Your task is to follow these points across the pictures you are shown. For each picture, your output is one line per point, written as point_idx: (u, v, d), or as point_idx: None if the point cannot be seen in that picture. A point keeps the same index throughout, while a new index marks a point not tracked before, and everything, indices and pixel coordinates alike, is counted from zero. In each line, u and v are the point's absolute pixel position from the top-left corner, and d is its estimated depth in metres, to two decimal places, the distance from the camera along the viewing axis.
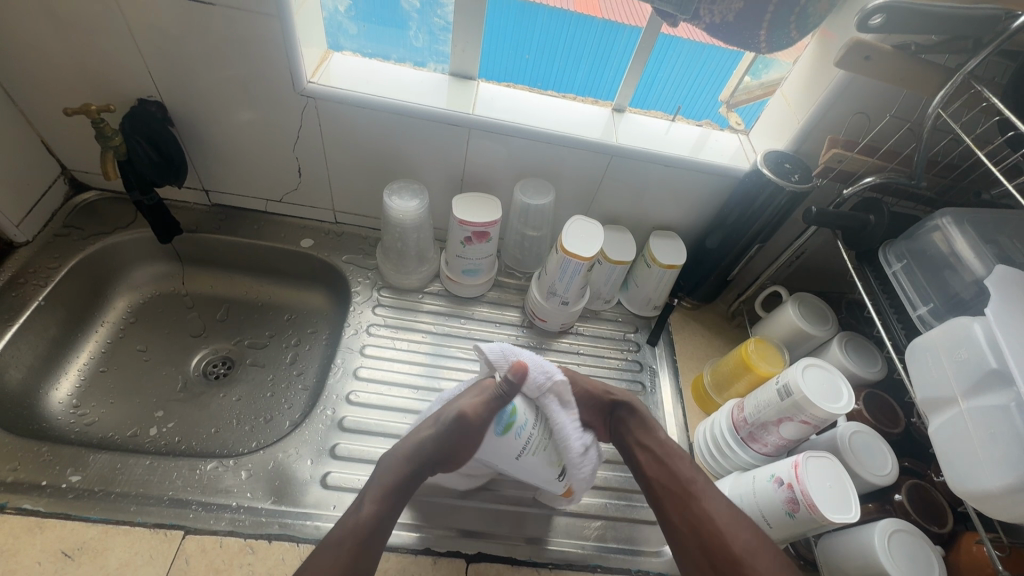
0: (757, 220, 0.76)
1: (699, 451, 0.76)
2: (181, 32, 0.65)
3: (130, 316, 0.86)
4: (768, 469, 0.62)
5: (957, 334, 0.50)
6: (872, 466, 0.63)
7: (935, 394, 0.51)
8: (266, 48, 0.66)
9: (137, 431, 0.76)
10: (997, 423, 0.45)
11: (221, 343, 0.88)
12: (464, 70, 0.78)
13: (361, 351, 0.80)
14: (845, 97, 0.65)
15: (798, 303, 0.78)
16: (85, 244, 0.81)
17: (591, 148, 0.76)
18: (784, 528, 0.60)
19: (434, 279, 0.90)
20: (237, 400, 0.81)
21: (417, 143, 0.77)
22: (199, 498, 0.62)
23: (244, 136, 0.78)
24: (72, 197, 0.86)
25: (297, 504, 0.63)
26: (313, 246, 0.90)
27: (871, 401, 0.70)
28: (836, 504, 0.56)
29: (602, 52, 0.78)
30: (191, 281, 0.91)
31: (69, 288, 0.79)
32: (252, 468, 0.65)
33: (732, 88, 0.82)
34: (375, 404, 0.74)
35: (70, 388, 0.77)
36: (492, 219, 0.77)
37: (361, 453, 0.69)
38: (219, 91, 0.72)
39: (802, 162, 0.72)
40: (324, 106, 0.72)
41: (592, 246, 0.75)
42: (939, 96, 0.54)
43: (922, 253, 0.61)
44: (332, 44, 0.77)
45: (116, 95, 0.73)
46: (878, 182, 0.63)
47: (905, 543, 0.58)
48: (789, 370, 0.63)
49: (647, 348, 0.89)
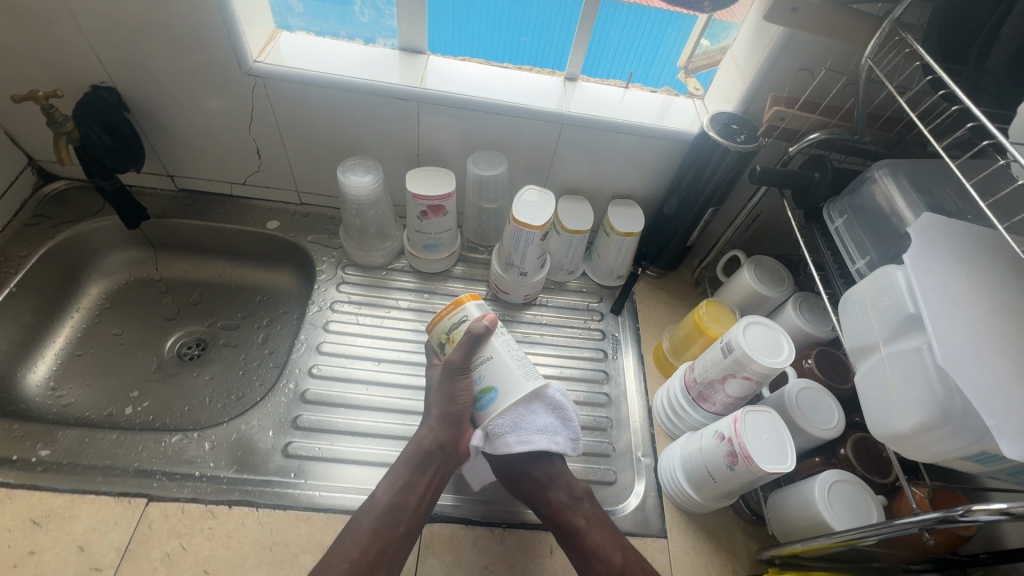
0: (708, 183, 0.76)
1: (657, 414, 0.78)
2: (119, 13, 0.65)
3: (105, 302, 0.88)
4: (713, 425, 0.64)
5: (882, 283, 0.50)
6: (816, 419, 0.64)
7: (862, 342, 0.51)
8: (206, 28, 0.67)
9: (112, 410, 0.79)
10: (911, 367, 0.45)
11: (194, 325, 0.91)
12: (414, 44, 0.78)
13: (325, 326, 0.81)
14: (786, 54, 0.64)
15: (754, 266, 0.79)
16: (55, 232, 0.83)
17: (541, 117, 0.76)
18: (726, 481, 0.61)
19: (399, 255, 0.92)
20: (210, 379, 0.84)
21: (370, 121, 0.78)
22: (164, 469, 0.64)
23: (199, 117, 0.78)
24: (40, 188, 0.88)
25: (258, 472, 0.66)
26: (279, 227, 0.91)
27: (822, 358, 0.72)
28: (771, 454, 0.56)
29: (549, 21, 0.77)
30: (163, 267, 0.94)
31: (41, 274, 0.81)
32: (215, 440, 0.67)
33: (688, 53, 0.79)
34: (338, 376, 0.76)
35: (47, 371, 0.80)
36: (446, 192, 0.77)
37: (323, 423, 0.71)
38: (170, 73, 0.72)
39: (749, 122, 0.71)
40: (272, 85, 0.73)
41: (545, 215, 0.75)
42: (870, 45, 0.53)
43: (861, 208, 0.61)
44: (280, 23, 0.77)
45: (69, 83, 0.74)
46: (820, 138, 0.63)
47: (845, 492, 0.59)
48: (732, 329, 0.64)
49: (611, 316, 0.90)
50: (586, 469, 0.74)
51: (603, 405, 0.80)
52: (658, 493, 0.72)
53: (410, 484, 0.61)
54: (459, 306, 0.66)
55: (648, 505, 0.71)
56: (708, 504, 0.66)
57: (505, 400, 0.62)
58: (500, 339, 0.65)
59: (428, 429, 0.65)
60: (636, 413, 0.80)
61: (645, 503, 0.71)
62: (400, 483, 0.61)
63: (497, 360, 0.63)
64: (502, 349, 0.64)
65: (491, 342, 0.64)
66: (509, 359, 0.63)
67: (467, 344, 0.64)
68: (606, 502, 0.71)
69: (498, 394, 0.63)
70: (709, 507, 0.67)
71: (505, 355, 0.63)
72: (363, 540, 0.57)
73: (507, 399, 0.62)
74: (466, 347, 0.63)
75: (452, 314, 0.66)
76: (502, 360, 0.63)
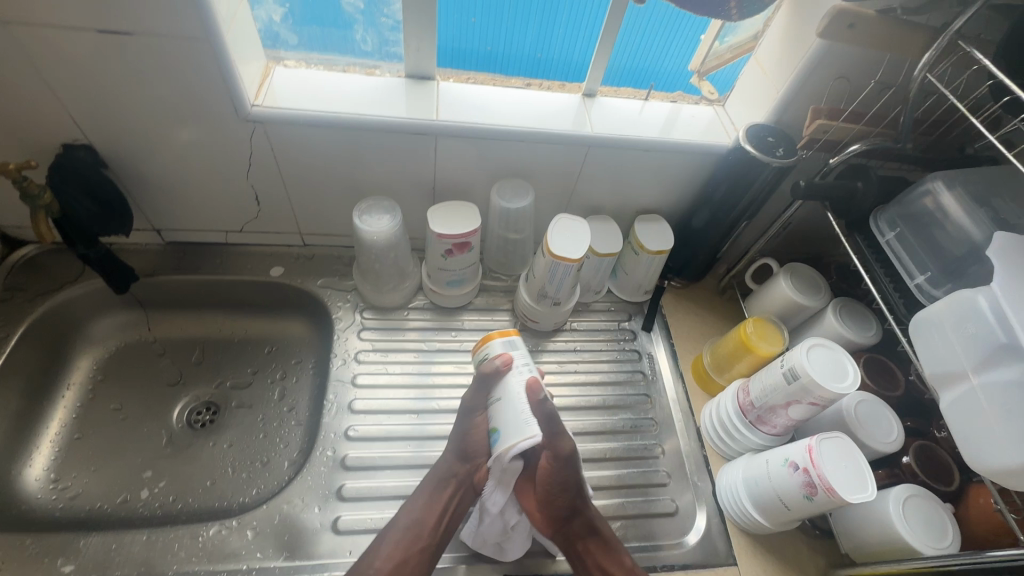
0: (742, 197, 0.73)
1: (707, 433, 0.77)
2: (94, 67, 0.57)
3: (98, 374, 0.80)
4: (781, 452, 0.63)
5: (962, 308, 0.49)
6: (878, 433, 0.64)
7: (945, 368, 0.50)
8: (198, 76, 0.60)
9: (127, 496, 0.72)
10: (1012, 399, 0.44)
11: (201, 388, 0.83)
12: (421, 70, 0.72)
13: (353, 381, 0.76)
14: (825, 63, 0.62)
15: (790, 275, 0.78)
16: (32, 306, 0.74)
17: (567, 142, 0.72)
18: (801, 509, 0.60)
19: (417, 292, 0.86)
20: (229, 447, 0.78)
21: (381, 157, 0.72)
22: (207, 567, 0.59)
23: (189, 167, 0.71)
24: (6, 256, 0.78)
25: (310, 556, 0.61)
26: (284, 274, 0.84)
27: (871, 365, 0.72)
28: (852, 483, 0.56)
29: (563, 33, 0.72)
30: (158, 327, 0.85)
31: (24, 357, 0.73)
32: (258, 526, 0.62)
33: (701, 57, 0.76)
34: (376, 435, 0.71)
35: (46, 463, 0.72)
36: (471, 229, 0.72)
37: (369, 490, 0.67)
38: (155, 125, 0.64)
39: (785, 133, 0.69)
40: (273, 129, 0.66)
41: (581, 246, 0.71)
42: (925, 59, 0.51)
43: (915, 220, 0.60)
44: (271, 56, 0.70)
45: (34, 145, 0.65)
46: (865, 149, 0.62)
47: (919, 507, 0.60)
48: (793, 353, 0.62)
49: (643, 334, 0.88)
50: (647, 502, 0.72)
51: (650, 431, 0.78)
52: (720, 518, 0.71)
53: (431, 506, 0.62)
54: (484, 344, 0.64)
55: (713, 532, 0.70)
56: (776, 527, 0.66)
57: (501, 439, 0.59)
58: (515, 379, 0.61)
59: (446, 460, 0.64)
60: (684, 434, 0.78)
61: (710, 532, 0.70)
62: (423, 504, 0.62)
63: (504, 397, 0.60)
64: (516, 383, 0.60)
65: (506, 376, 0.61)
66: (516, 397, 0.60)
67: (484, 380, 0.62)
68: (671, 535, 0.69)
69: (500, 435, 0.60)
70: (776, 530, 0.66)
71: (512, 390, 0.60)
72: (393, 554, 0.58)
73: (505, 440, 0.59)
74: (482, 380, 0.62)
75: (478, 349, 0.64)
76: (507, 396, 0.60)
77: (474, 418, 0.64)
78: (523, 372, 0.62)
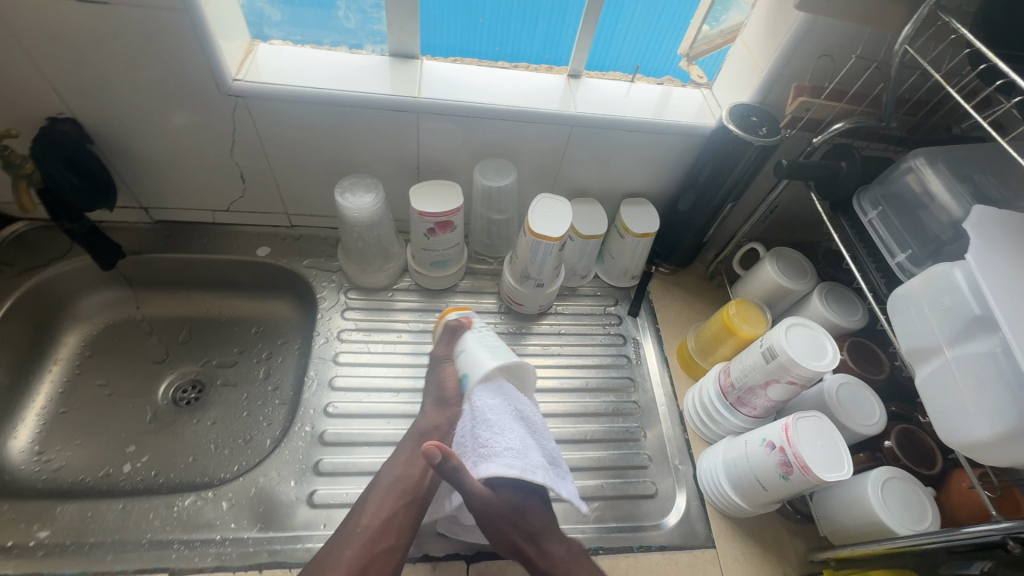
0: (726, 179, 0.73)
1: (689, 417, 0.76)
2: (76, 38, 0.58)
3: (85, 350, 0.81)
4: (759, 432, 0.62)
5: (938, 282, 0.48)
6: (859, 416, 0.63)
7: (920, 343, 0.50)
8: (179, 48, 0.60)
9: (109, 470, 0.72)
10: (985, 372, 0.44)
11: (186, 366, 0.84)
12: (405, 49, 0.72)
13: (334, 359, 0.76)
14: (808, 40, 0.62)
15: (776, 259, 0.77)
16: (19, 280, 0.75)
17: (550, 121, 0.71)
18: (779, 490, 0.59)
19: (403, 273, 0.87)
20: (212, 424, 0.78)
21: (364, 136, 0.72)
22: (181, 537, 0.59)
23: (174, 144, 0.71)
24: None
25: (284, 528, 0.61)
26: (270, 254, 0.85)
27: (855, 349, 0.71)
28: (828, 462, 0.55)
29: (548, 13, 0.72)
30: (146, 305, 0.86)
31: (10, 330, 0.74)
32: (233, 498, 0.62)
33: (689, 40, 0.76)
34: (355, 412, 0.71)
35: (30, 435, 0.73)
36: (453, 207, 0.72)
37: (346, 466, 0.67)
38: (138, 99, 0.65)
39: (769, 113, 0.68)
40: (255, 104, 0.67)
41: (562, 225, 0.71)
42: (906, 31, 0.50)
43: (897, 198, 0.60)
44: (256, 34, 0.71)
45: (20, 118, 0.65)
46: (848, 127, 0.61)
47: (898, 490, 0.59)
48: (772, 332, 0.62)
49: (628, 319, 0.87)
50: (626, 484, 0.71)
51: (632, 414, 0.77)
52: (700, 502, 0.70)
53: (413, 461, 0.60)
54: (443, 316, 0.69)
55: (692, 515, 0.69)
56: (755, 510, 0.65)
57: (472, 378, 0.62)
58: (475, 334, 0.66)
59: (425, 414, 0.63)
60: (666, 417, 0.77)
61: (690, 515, 0.69)
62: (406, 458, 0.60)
63: (468, 346, 0.65)
64: (476, 337, 0.66)
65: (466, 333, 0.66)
66: (479, 344, 0.64)
67: (447, 337, 0.67)
68: (649, 517, 0.69)
69: (470, 377, 0.62)
70: (755, 513, 0.66)
71: (474, 342, 0.65)
72: (380, 512, 0.56)
73: (475, 376, 0.62)
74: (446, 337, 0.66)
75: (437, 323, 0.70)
76: (471, 344, 0.65)
77: (444, 367, 0.65)
78: (480, 328, 0.67)
